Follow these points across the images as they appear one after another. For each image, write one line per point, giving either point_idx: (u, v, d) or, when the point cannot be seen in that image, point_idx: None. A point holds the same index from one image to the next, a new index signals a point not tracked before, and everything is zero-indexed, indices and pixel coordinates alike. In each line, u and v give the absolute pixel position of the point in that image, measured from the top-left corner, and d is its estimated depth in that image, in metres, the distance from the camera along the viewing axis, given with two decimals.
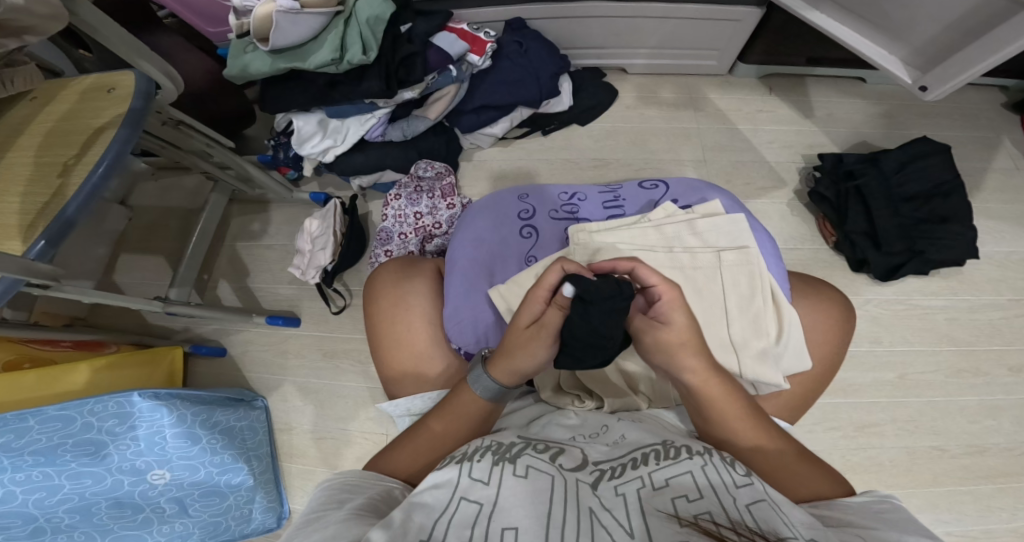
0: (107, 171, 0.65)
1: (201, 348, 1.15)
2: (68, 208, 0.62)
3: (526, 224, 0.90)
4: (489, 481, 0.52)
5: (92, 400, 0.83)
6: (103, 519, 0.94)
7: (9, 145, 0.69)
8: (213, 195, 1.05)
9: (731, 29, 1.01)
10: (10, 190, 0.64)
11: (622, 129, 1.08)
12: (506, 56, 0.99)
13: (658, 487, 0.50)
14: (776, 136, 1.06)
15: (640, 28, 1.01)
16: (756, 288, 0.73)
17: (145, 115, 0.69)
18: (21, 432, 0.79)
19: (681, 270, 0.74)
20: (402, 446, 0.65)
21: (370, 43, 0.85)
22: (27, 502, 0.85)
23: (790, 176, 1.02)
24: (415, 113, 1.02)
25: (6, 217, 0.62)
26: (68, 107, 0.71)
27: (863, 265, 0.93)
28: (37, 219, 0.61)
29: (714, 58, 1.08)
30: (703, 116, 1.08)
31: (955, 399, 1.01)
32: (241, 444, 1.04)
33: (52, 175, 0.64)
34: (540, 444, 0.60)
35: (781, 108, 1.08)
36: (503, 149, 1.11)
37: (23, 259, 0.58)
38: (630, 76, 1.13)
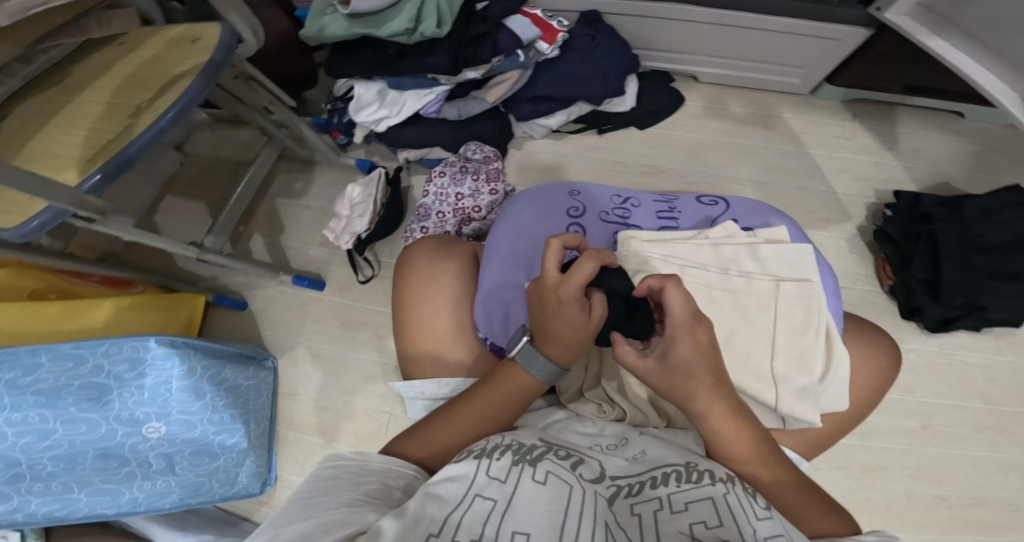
0: (175, 118, 0.67)
1: (223, 299, 1.13)
2: (131, 147, 0.64)
3: (574, 222, 0.87)
4: (506, 479, 0.50)
5: (108, 341, 0.87)
6: (86, 471, 0.93)
7: (90, 83, 0.71)
8: (265, 149, 1.04)
9: (828, 47, 0.96)
10: (80, 125, 0.67)
11: (682, 138, 1.04)
12: (576, 48, 0.96)
13: (676, 511, 0.48)
14: (850, 165, 1.02)
15: (726, 38, 0.98)
16: (811, 323, 0.70)
17: (223, 69, 0.71)
18: (29, 368, 0.83)
19: (733, 293, 0.71)
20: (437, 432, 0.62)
21: (445, 16, 0.83)
22: (16, 445, 0.86)
23: (856, 211, 0.99)
24: (474, 94, 1.01)
25: (71, 149, 0.65)
26: (153, 55, 0.74)
27: (914, 313, 0.89)
28: (99, 156, 0.64)
29: (799, 76, 1.04)
30: (772, 134, 1.04)
31: (969, 452, 0.97)
32: (244, 405, 1.04)
33: (124, 115, 0.67)
34: (562, 450, 0.57)
35: (862, 135, 1.04)
36: (555, 143, 1.08)
37: (77, 191, 0.60)
38: (699, 85, 1.09)
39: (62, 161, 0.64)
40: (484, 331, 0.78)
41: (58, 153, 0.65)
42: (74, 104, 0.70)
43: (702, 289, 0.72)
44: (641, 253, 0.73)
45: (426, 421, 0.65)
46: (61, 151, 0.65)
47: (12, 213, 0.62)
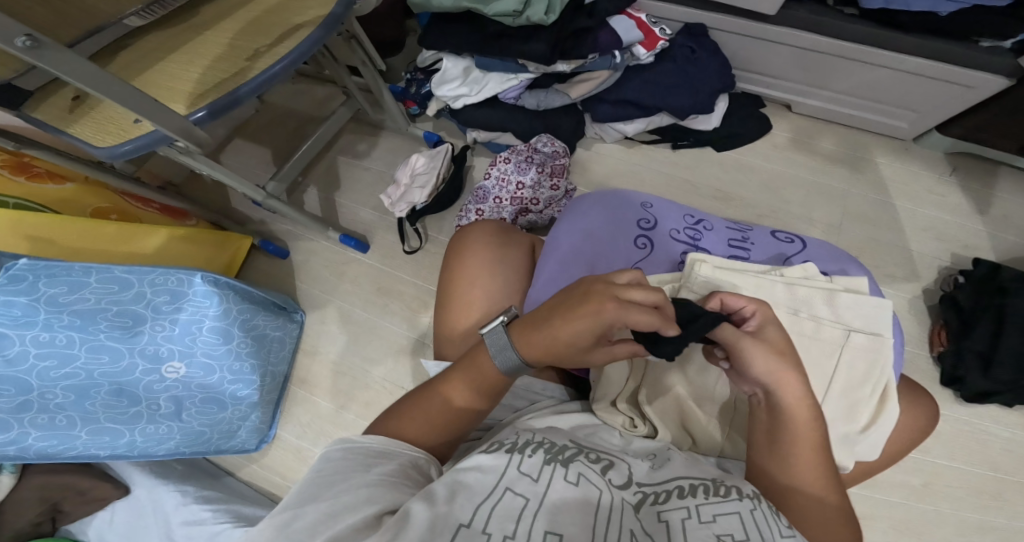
0: (285, 67, 0.72)
1: (269, 244, 1.13)
2: (242, 88, 0.69)
3: (643, 234, 0.86)
4: (537, 477, 0.49)
5: (157, 271, 0.82)
6: (94, 407, 0.88)
7: (213, 21, 0.75)
8: (341, 108, 1.02)
9: (955, 93, 0.87)
10: (197, 60, 0.71)
11: (760, 167, 1.01)
12: (673, 58, 0.94)
13: (704, 521, 0.45)
14: (935, 224, 0.94)
15: (841, 70, 0.93)
16: (870, 378, 0.69)
17: (341, 22, 0.77)
18: (75, 286, 0.75)
19: (798, 334, 0.71)
20: (410, 414, 0.61)
21: (555, 5, 0.82)
22: (33, 369, 0.77)
23: (926, 272, 0.92)
24: (557, 87, 1.00)
25: (184, 80, 0.69)
26: (275, 3, 0.77)
27: (956, 381, 0.86)
28: (212, 92, 0.68)
29: (908, 120, 0.96)
30: (859, 179, 0.99)
31: (958, 511, 0.95)
32: (265, 355, 1.05)
33: (240, 57, 0.71)
34: (593, 454, 0.56)
35: (953, 195, 0.96)
36: (626, 149, 1.06)
37: (187, 121, 0.62)
38: (791, 115, 1.06)
39: (173, 93, 0.68)
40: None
41: (170, 84, 0.69)
42: (192, 41, 0.72)
43: None
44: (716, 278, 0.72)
45: (403, 400, 0.64)
46: (173, 83, 0.69)
47: (106, 134, 0.64)
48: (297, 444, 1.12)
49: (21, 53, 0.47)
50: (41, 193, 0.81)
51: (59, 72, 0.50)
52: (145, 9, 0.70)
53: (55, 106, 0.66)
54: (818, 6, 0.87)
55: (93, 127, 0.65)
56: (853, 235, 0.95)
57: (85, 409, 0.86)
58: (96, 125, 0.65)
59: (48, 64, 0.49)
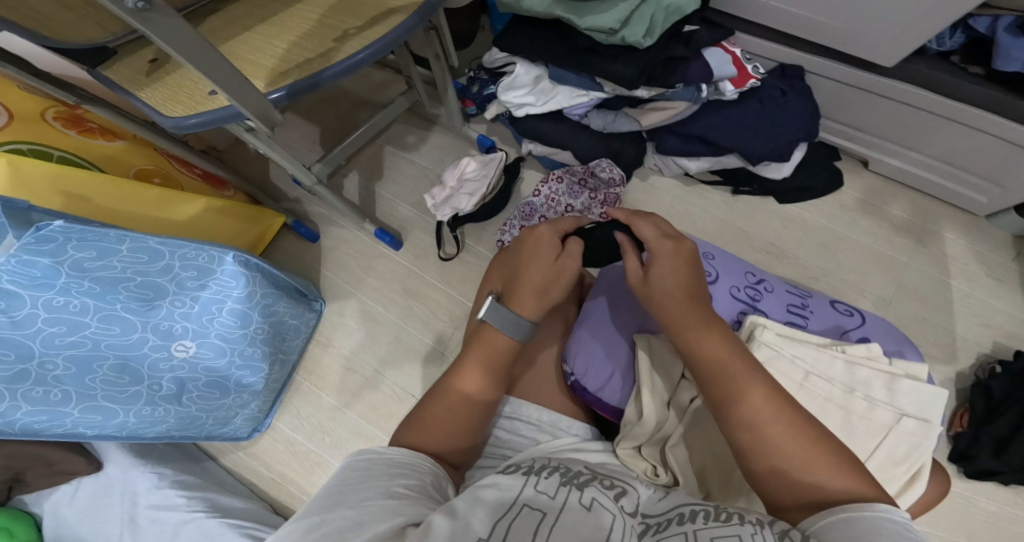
0: (371, 55, 0.66)
1: (302, 226, 1.08)
2: (324, 72, 0.64)
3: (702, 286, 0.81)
4: (552, 496, 0.43)
5: (193, 246, 0.76)
6: (93, 381, 0.80)
7: None
8: (399, 97, 0.97)
9: None
10: (284, 35, 0.67)
11: (818, 226, 0.97)
12: (761, 97, 0.89)
13: None
14: (983, 309, 0.91)
15: (941, 131, 0.85)
16: (908, 458, 0.70)
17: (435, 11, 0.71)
18: (105, 252, 0.68)
19: (847, 413, 0.71)
20: (440, 401, 0.56)
21: (655, 29, 0.78)
22: (38, 334, 0.68)
23: (964, 356, 0.89)
24: (627, 111, 0.96)
25: (267, 56, 0.65)
26: None
27: (963, 457, 0.85)
28: (294, 72, 0.64)
29: (990, 195, 0.89)
30: (924, 253, 0.93)
31: None
32: (279, 342, 0.99)
33: (328, 37, 0.67)
34: (608, 481, 0.52)
35: (1012, 281, 0.91)
36: (684, 186, 1.04)
37: (266, 103, 0.59)
38: (866, 172, 1.00)
39: (255, 68, 0.65)
40: (574, 365, 0.78)
41: (252, 58, 0.65)
42: (282, 13, 0.69)
43: (817, 400, 0.71)
44: (774, 346, 0.71)
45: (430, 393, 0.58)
46: (255, 57, 0.65)
47: (178, 104, 0.61)
48: (290, 437, 1.07)
49: (128, 15, 0.41)
50: (90, 148, 0.77)
51: (154, 36, 0.44)
52: None
53: (127, 67, 0.64)
54: (940, 61, 0.79)
55: (164, 95, 0.62)
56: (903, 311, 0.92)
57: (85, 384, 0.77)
58: (169, 92, 0.62)
59: (150, 28, 0.44)
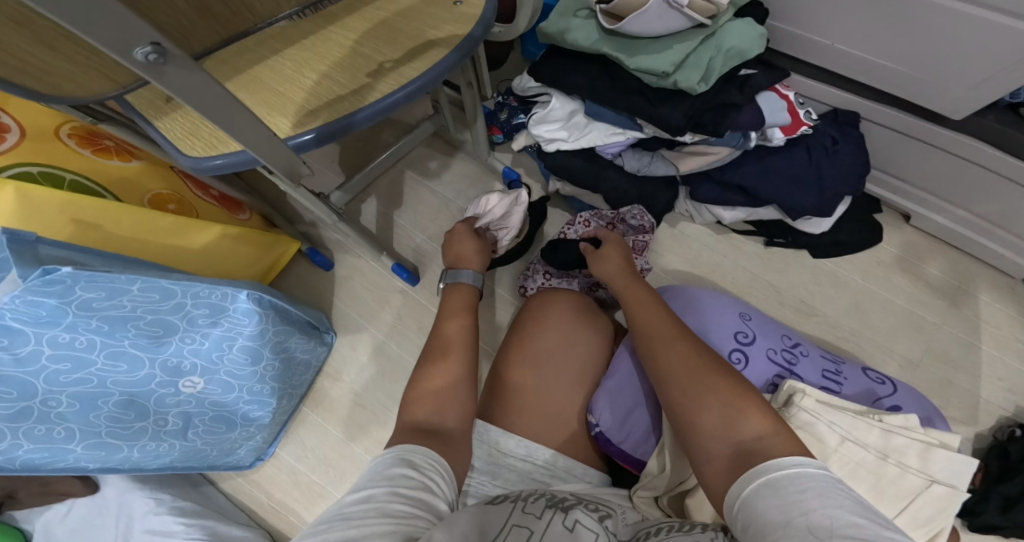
0: (408, 95, 0.61)
1: (317, 255, 1.02)
2: (357, 114, 0.59)
3: (738, 349, 0.79)
4: (541, 516, 0.50)
5: (206, 285, 0.70)
6: (98, 418, 0.76)
7: (334, 18, 0.65)
8: (425, 123, 0.92)
9: None
10: (312, 64, 0.61)
11: (852, 283, 0.96)
12: (807, 146, 0.87)
13: None
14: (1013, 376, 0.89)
15: (991, 190, 0.83)
16: (938, 518, 0.69)
17: (478, 45, 0.66)
18: (115, 293, 0.62)
19: (879, 477, 0.68)
20: (436, 368, 0.66)
21: (711, 75, 0.76)
22: (42, 371, 0.65)
23: (985, 419, 0.88)
24: (664, 154, 0.93)
25: (296, 89, 0.60)
26: (410, 5, 0.67)
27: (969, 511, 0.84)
28: (323, 112, 0.59)
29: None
30: (955, 315, 0.93)
31: None
32: (288, 378, 0.94)
33: (362, 70, 0.61)
34: (592, 505, 0.58)
35: None
36: (715, 234, 1.02)
37: (293, 161, 0.57)
38: (907, 228, 0.99)
39: (283, 102, 0.59)
40: (599, 419, 0.77)
41: (279, 88, 0.60)
42: (314, 36, 0.63)
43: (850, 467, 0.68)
44: (814, 416, 0.68)
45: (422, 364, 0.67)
46: (284, 88, 0.60)
47: (199, 141, 0.55)
48: (294, 468, 1.02)
49: (141, 69, 0.35)
50: (104, 170, 0.70)
51: (169, 89, 0.39)
52: (299, 11, 0.62)
53: (148, 89, 0.57)
54: (1010, 114, 0.76)
55: (184, 127, 0.56)
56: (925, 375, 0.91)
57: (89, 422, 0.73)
58: (194, 124, 0.56)
59: (164, 82, 0.38)
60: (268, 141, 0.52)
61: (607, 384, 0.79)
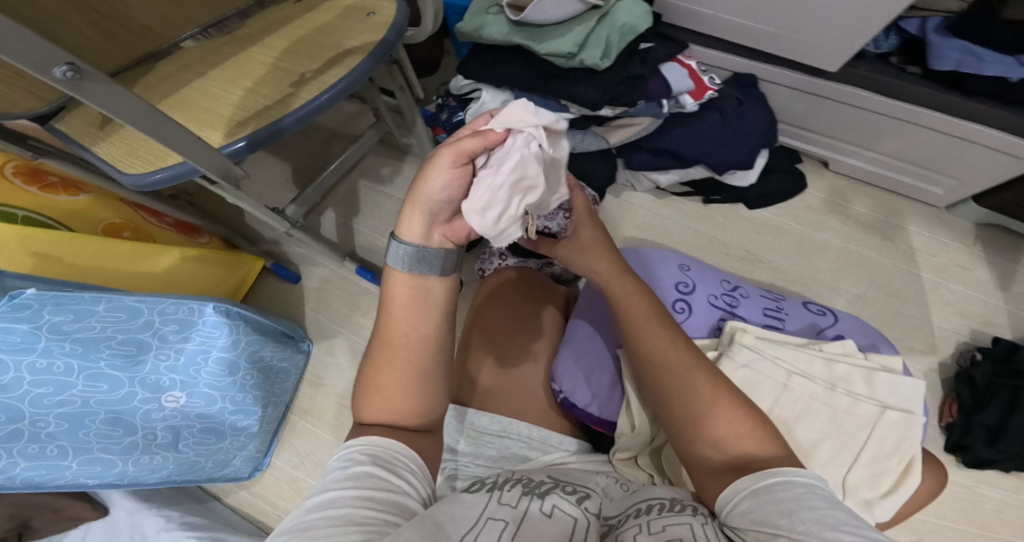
0: (333, 97, 0.62)
1: (281, 269, 1.06)
2: (285, 119, 0.59)
3: (681, 298, 0.81)
4: (516, 505, 0.45)
5: (171, 299, 0.74)
6: (87, 436, 0.78)
7: (252, 38, 0.66)
8: (369, 131, 0.95)
9: (1003, 163, 0.82)
10: (237, 81, 0.62)
11: (788, 229, 0.99)
12: (719, 107, 0.91)
13: (653, 532, 0.43)
14: (959, 300, 0.93)
15: (889, 132, 0.89)
16: (899, 450, 0.67)
17: (392, 50, 0.67)
18: (83, 314, 0.67)
19: (833, 409, 0.67)
20: (384, 378, 0.52)
21: (610, 50, 0.80)
22: (25, 396, 0.67)
23: (944, 346, 0.92)
24: (594, 130, 0.96)
25: (221, 105, 0.60)
26: (328, 21, 0.68)
27: (959, 448, 0.87)
28: (251, 122, 0.59)
29: (945, 187, 0.93)
30: (890, 250, 0.96)
31: None
32: (269, 387, 0.97)
33: (285, 81, 0.62)
34: (569, 487, 0.53)
35: (979, 269, 0.95)
36: (658, 202, 1.05)
37: (227, 160, 0.57)
38: (827, 173, 1.03)
39: (212, 117, 0.60)
40: (562, 384, 0.79)
41: (208, 106, 0.61)
42: (236, 58, 0.64)
43: (804, 401, 0.68)
44: (754, 349, 0.70)
45: (370, 361, 0.54)
46: (212, 104, 0.61)
47: (137, 160, 0.57)
48: (292, 475, 1.05)
49: (62, 85, 0.40)
50: (52, 205, 0.74)
51: (91, 102, 0.43)
52: (202, 31, 0.66)
53: (82, 119, 0.60)
54: (880, 63, 0.82)
55: (119, 147, 0.58)
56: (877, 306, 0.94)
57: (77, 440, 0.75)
58: (129, 146, 0.57)
59: (87, 97, 0.43)
60: (193, 145, 0.53)
61: (565, 352, 0.82)
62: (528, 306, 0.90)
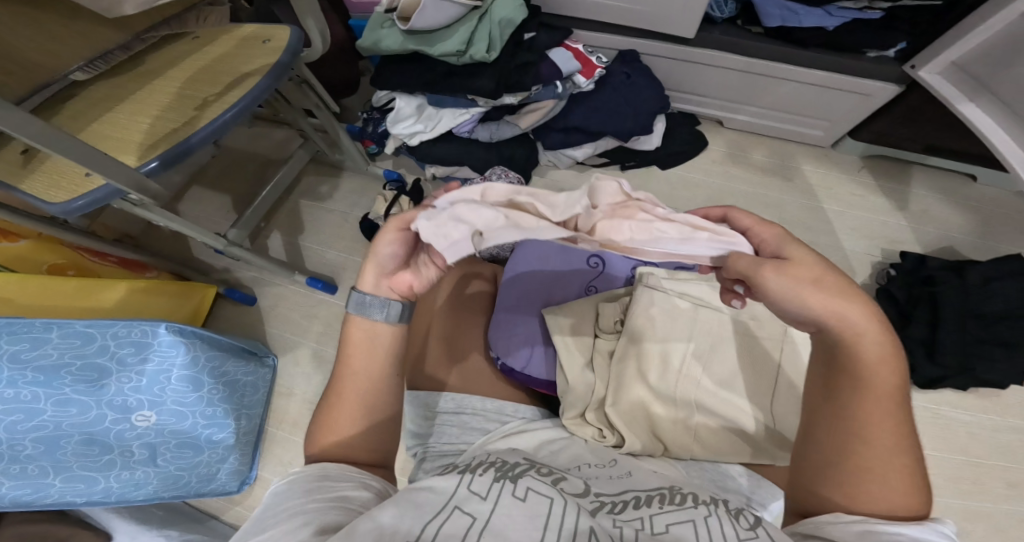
0: (237, 114, 0.70)
1: (235, 292, 1.09)
2: (193, 137, 0.67)
3: (594, 255, 0.87)
4: (487, 495, 0.44)
5: (121, 323, 0.79)
6: (65, 456, 0.84)
7: (158, 75, 0.74)
8: (298, 152, 1.05)
9: (855, 100, 1.02)
10: (145, 111, 0.70)
11: (702, 183, 1.13)
12: (611, 83, 1.01)
13: (655, 533, 0.43)
14: (860, 224, 1.09)
15: (758, 86, 1.06)
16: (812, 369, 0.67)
17: (288, 71, 0.74)
18: (38, 342, 0.74)
19: (741, 333, 0.69)
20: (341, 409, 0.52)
21: (495, 43, 0.87)
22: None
23: (862, 268, 1.05)
24: (507, 118, 1.03)
25: (134, 133, 0.67)
26: (225, 51, 0.77)
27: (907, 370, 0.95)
28: (162, 143, 0.66)
29: (823, 128, 1.11)
30: (790, 186, 1.13)
31: (941, 498, 0.93)
32: (239, 399, 0.98)
33: (189, 107, 0.70)
34: (544, 468, 0.52)
35: (874, 194, 1.11)
36: (580, 173, 1.14)
37: (139, 173, 0.63)
38: (725, 130, 1.19)
39: (124, 144, 0.66)
40: (499, 350, 0.77)
41: (120, 135, 0.67)
42: (141, 92, 0.72)
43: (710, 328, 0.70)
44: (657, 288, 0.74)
45: (327, 393, 0.54)
46: (123, 133, 0.68)
47: (60, 191, 0.62)
48: None
49: None
50: None
51: (11, 131, 0.51)
52: (88, 64, 0.74)
53: (3, 162, 0.65)
54: (730, 27, 0.98)
55: (44, 183, 0.63)
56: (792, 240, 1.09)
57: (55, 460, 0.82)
58: (51, 180, 0.64)
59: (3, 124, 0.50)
60: (109, 163, 0.59)
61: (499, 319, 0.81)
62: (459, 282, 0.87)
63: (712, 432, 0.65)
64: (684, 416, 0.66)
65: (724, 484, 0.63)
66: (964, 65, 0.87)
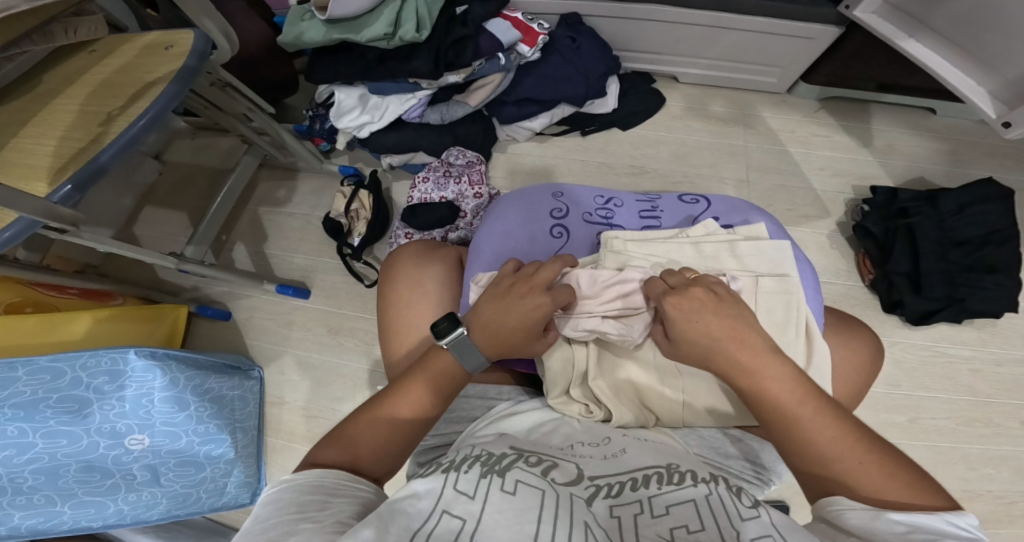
0: (146, 126, 0.68)
1: (207, 309, 1.09)
2: (102, 155, 0.65)
3: (557, 223, 0.77)
4: (474, 495, 0.40)
5: (86, 354, 0.79)
6: (68, 483, 0.87)
7: (59, 95, 0.72)
8: (245, 157, 1.05)
9: (801, 45, 1.00)
10: (50, 133, 0.67)
11: (665, 140, 1.10)
12: (557, 50, 0.99)
13: (657, 515, 0.39)
14: (827, 163, 1.07)
15: (706, 38, 1.02)
16: (791, 318, 0.58)
17: (197, 74, 0.72)
18: (6, 381, 0.75)
19: None
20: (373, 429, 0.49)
21: (424, 21, 0.84)
22: None
23: (835, 207, 1.03)
24: (456, 98, 0.99)
25: (42, 158, 0.65)
26: (127, 61, 0.74)
27: (897, 307, 0.93)
28: (71, 164, 0.64)
29: (776, 75, 1.09)
30: (752, 133, 1.10)
31: (959, 445, 0.89)
32: (229, 414, 0.97)
33: (94, 124, 0.68)
34: (533, 457, 0.47)
35: (839, 134, 1.09)
36: (539, 145, 1.11)
37: (48, 201, 0.61)
38: (680, 85, 1.15)
39: (33, 171, 0.64)
40: None
41: (27, 162, 0.65)
42: (43, 114, 0.70)
43: None
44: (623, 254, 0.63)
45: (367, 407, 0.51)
46: (29, 160, 0.65)
47: None
48: None
49: None
50: None
51: None
52: None
53: None
54: None
55: None
56: (762, 187, 1.07)
57: (57, 488, 0.84)
58: None
59: None
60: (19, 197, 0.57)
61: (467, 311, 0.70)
62: (426, 270, 0.69)
63: (699, 399, 0.60)
64: (663, 391, 0.60)
65: (723, 452, 0.61)
66: (897, 3, 0.88)
